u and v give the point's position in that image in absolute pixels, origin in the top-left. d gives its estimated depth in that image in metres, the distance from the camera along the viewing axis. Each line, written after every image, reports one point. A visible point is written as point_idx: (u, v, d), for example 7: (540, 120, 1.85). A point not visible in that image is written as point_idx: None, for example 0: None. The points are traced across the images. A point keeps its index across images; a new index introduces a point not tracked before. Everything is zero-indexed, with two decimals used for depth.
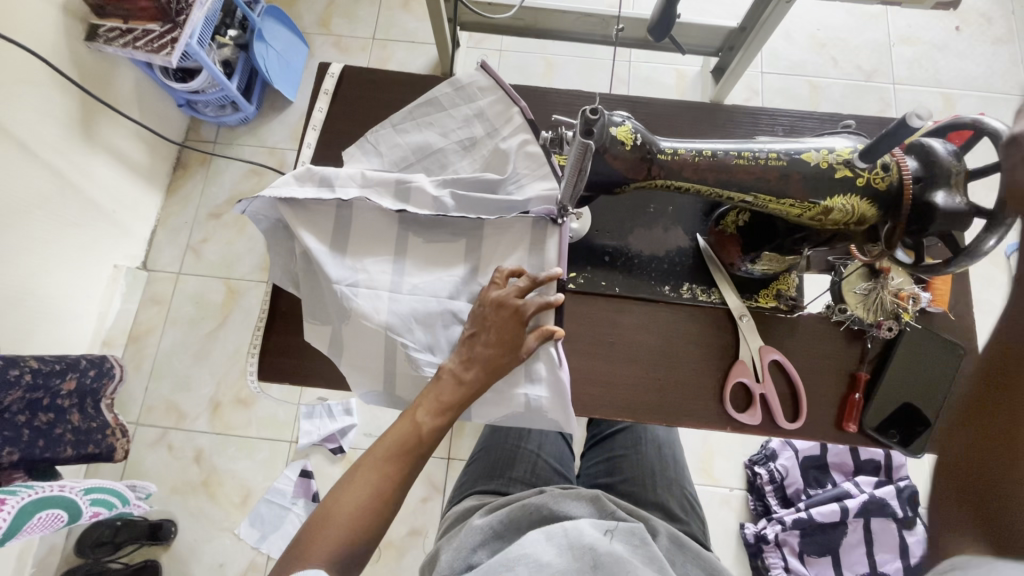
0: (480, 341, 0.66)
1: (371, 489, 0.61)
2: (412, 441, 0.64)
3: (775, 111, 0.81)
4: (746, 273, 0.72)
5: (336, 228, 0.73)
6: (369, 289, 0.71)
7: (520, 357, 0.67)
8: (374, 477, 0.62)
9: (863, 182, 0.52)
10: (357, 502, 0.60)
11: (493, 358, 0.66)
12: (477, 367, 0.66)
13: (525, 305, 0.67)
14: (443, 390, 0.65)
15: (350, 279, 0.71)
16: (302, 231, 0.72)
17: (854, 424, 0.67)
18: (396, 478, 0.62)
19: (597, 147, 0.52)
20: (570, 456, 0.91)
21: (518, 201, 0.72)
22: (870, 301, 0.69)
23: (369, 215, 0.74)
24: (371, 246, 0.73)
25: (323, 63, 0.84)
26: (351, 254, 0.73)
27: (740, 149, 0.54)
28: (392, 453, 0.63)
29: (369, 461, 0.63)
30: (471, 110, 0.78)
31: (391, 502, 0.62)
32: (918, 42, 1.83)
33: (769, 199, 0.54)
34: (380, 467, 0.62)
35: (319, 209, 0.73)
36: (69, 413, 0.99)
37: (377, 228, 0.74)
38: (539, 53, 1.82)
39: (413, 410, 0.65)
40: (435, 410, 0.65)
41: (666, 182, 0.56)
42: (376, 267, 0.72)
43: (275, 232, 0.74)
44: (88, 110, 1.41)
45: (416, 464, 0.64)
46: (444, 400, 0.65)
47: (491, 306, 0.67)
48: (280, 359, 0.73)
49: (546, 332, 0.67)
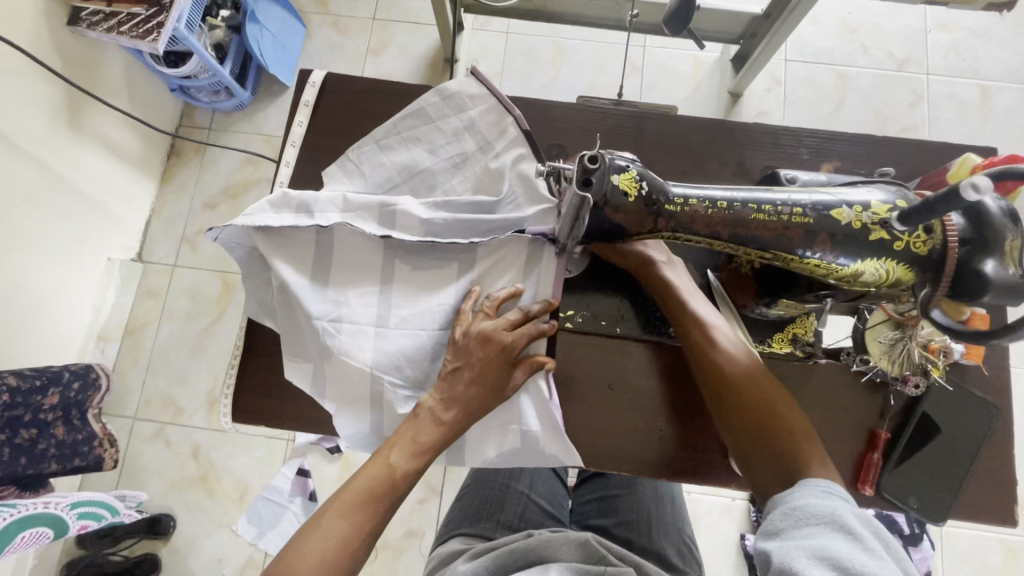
0: (464, 379, 0.60)
1: (335, 541, 0.53)
2: (385, 486, 0.57)
3: (800, 130, 0.73)
4: (759, 315, 0.66)
5: (316, 259, 0.67)
6: (353, 325, 0.65)
7: (506, 394, 0.62)
8: (341, 527, 0.54)
9: (901, 246, 0.45)
10: (319, 555, 0.52)
11: (476, 398, 0.60)
12: (460, 407, 0.60)
13: (514, 340, 0.61)
14: (421, 430, 0.59)
15: (332, 315, 0.65)
16: (278, 261, 0.66)
17: (870, 487, 0.62)
18: (364, 529, 0.55)
19: (595, 199, 0.46)
20: (563, 494, 0.90)
21: (514, 218, 0.66)
22: (895, 353, 0.62)
23: (350, 242, 0.68)
24: (354, 276, 0.67)
25: (304, 69, 0.78)
26: (332, 285, 0.67)
27: (760, 201, 0.47)
28: (362, 499, 0.56)
29: (336, 507, 0.55)
30: (462, 124, 0.71)
31: (356, 556, 0.54)
32: (956, 29, 1.69)
33: (791, 258, 0.48)
34: (349, 515, 0.55)
35: (296, 236, 0.67)
36: (52, 427, 0.96)
37: (360, 256, 0.68)
38: (547, 37, 1.71)
39: (387, 450, 0.58)
40: (412, 452, 0.58)
41: (675, 234, 0.49)
42: (358, 301, 0.66)
43: (252, 264, 0.69)
44: (75, 98, 1.34)
45: (387, 512, 0.57)
46: (422, 442, 0.58)
47: (476, 340, 0.61)
48: (259, 393, 0.69)
49: (535, 364, 0.63)
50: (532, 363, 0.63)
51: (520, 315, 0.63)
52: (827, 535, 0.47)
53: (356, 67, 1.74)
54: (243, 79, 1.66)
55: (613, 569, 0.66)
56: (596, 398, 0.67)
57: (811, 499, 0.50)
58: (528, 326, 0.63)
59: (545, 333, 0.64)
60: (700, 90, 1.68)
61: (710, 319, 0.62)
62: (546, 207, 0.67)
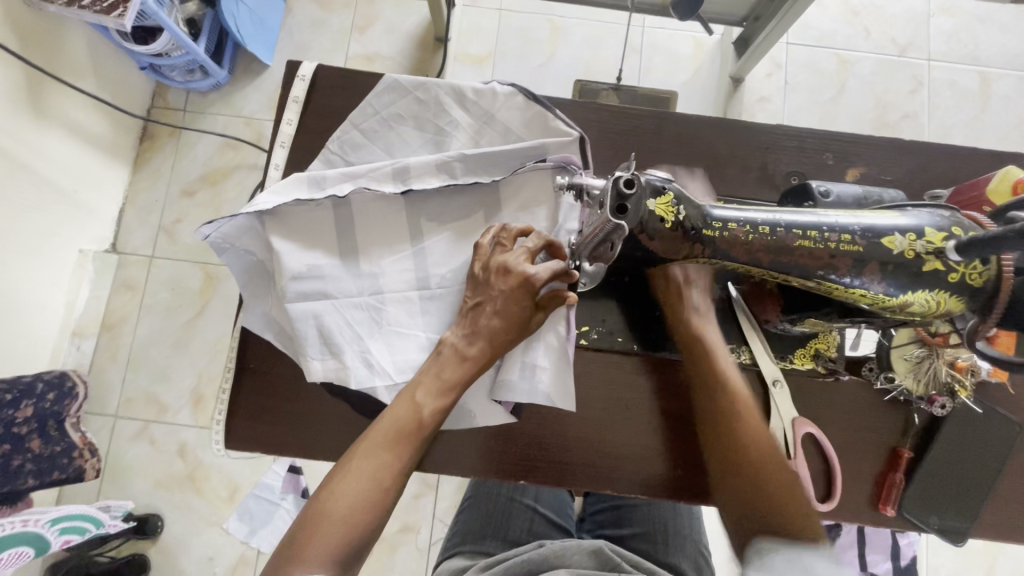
0: (488, 312, 0.57)
1: (366, 482, 0.51)
2: (411, 425, 0.54)
3: (824, 133, 0.69)
4: (781, 331, 0.63)
5: (339, 235, 0.64)
6: (396, 293, 0.64)
7: (530, 327, 0.58)
8: (371, 469, 0.52)
9: (955, 278, 0.42)
10: (349, 497, 0.50)
11: (501, 331, 0.57)
12: (484, 340, 0.57)
13: (537, 273, 0.57)
14: (446, 367, 0.56)
15: (372, 287, 0.63)
16: (296, 253, 0.62)
17: (891, 508, 0.61)
18: (397, 465, 0.52)
19: (630, 226, 0.42)
20: (569, 503, 0.88)
21: (531, 151, 0.64)
22: (922, 369, 0.61)
23: (369, 209, 0.65)
24: (385, 240, 0.65)
25: (292, 60, 0.70)
26: (364, 257, 0.64)
27: (804, 227, 0.44)
28: (390, 439, 0.53)
29: (364, 449, 0.53)
30: (449, 95, 0.67)
31: (391, 495, 0.52)
32: (959, 13, 1.65)
33: (836, 287, 0.44)
34: (378, 454, 0.52)
35: (314, 215, 0.63)
36: (28, 441, 0.90)
37: (384, 219, 0.65)
38: (543, 15, 1.63)
39: (412, 389, 0.56)
40: (438, 391, 0.55)
41: (711, 261, 0.46)
42: (389, 264, 0.64)
43: (262, 274, 0.64)
44: (34, 78, 1.23)
45: (419, 450, 0.55)
46: (446, 379, 0.55)
47: (497, 272, 0.58)
48: (251, 418, 0.63)
49: (559, 295, 0.58)
50: (554, 296, 0.58)
51: (541, 244, 0.59)
52: None
53: (341, 45, 1.64)
54: (219, 57, 1.55)
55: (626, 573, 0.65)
56: (609, 418, 0.65)
57: None
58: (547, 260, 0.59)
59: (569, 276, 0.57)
60: (700, 73, 1.63)
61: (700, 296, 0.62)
62: (561, 136, 0.65)
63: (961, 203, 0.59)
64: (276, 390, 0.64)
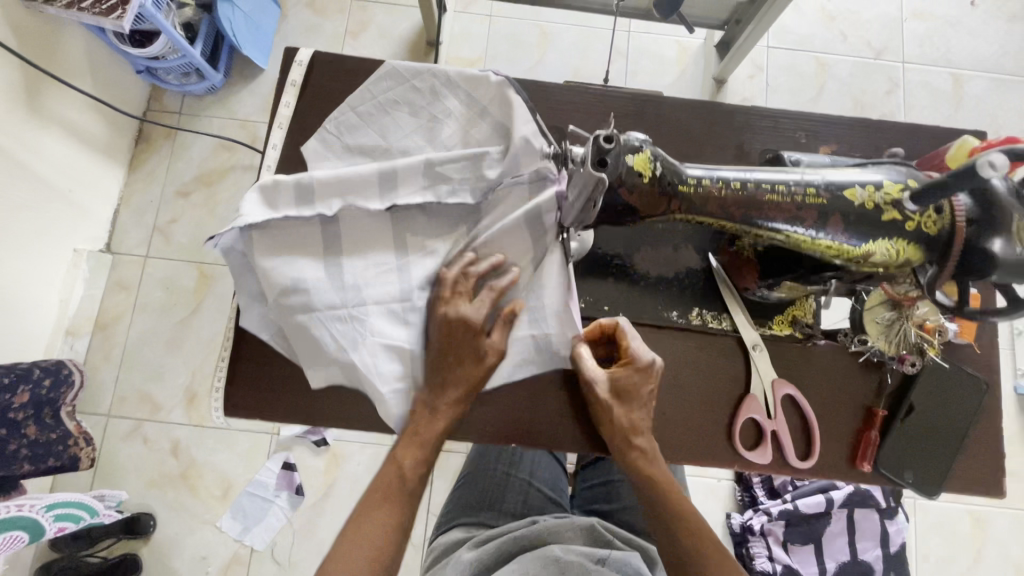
0: (437, 357, 0.60)
1: (365, 546, 0.58)
2: (395, 482, 0.60)
3: (795, 114, 0.73)
4: (760, 298, 0.66)
5: (325, 247, 0.61)
6: (380, 306, 0.61)
7: (485, 361, 0.61)
8: (370, 529, 0.58)
9: (912, 226, 0.46)
10: (351, 563, 0.57)
11: (456, 376, 0.60)
12: (450, 392, 0.60)
13: (478, 313, 0.59)
14: (419, 425, 0.60)
15: (356, 303, 0.60)
16: (280, 265, 0.60)
17: (868, 464, 0.64)
18: (392, 523, 0.59)
19: (610, 180, 0.45)
20: (564, 478, 0.89)
21: (511, 159, 0.59)
22: (892, 331, 0.64)
23: (354, 223, 0.61)
24: (370, 251, 0.62)
25: (290, 48, 0.73)
26: (349, 270, 0.61)
27: (774, 182, 0.47)
28: (378, 501, 0.59)
29: (360, 519, 0.59)
30: (442, 84, 0.66)
31: (388, 553, 0.58)
32: (930, 18, 1.73)
33: (805, 239, 0.47)
34: (372, 515, 0.59)
35: (301, 227, 0.60)
36: (24, 426, 0.91)
37: (370, 232, 0.62)
38: (533, 20, 1.68)
39: (394, 453, 0.60)
40: (414, 448, 0.60)
41: (687, 216, 0.49)
42: (373, 276, 0.61)
43: (245, 277, 0.62)
44: (31, 79, 1.25)
45: (410, 506, 0.60)
46: (420, 438, 0.60)
47: (445, 326, 0.59)
48: (248, 389, 0.64)
49: (508, 317, 0.61)
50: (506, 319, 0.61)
51: (471, 279, 0.60)
52: None
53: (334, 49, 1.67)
54: (215, 60, 1.58)
55: (618, 553, 0.70)
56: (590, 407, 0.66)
57: None
58: (488, 288, 0.61)
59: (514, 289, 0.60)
60: (685, 75, 1.68)
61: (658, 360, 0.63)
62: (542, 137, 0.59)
63: (931, 163, 0.62)
64: (274, 360, 0.66)
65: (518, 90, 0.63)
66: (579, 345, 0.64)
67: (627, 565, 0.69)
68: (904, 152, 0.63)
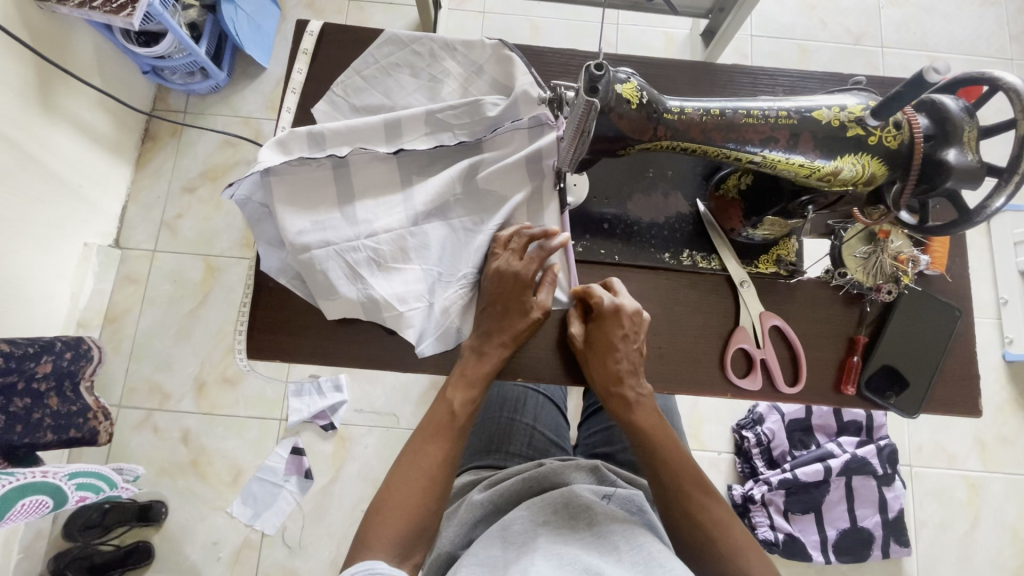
0: (491, 313, 0.67)
1: (419, 475, 0.62)
2: (446, 419, 0.66)
3: (774, 71, 0.78)
4: (746, 239, 0.71)
5: (338, 193, 0.69)
6: (389, 234, 0.67)
7: (532, 314, 0.68)
8: (423, 462, 0.63)
9: (874, 141, 0.52)
10: (408, 486, 0.61)
11: (505, 325, 0.67)
12: (496, 338, 0.67)
13: (527, 268, 0.66)
14: (467, 365, 0.67)
15: (367, 232, 0.67)
16: (298, 208, 0.67)
17: (852, 387, 0.68)
18: (442, 456, 0.64)
19: (601, 106, 0.50)
20: (566, 427, 0.94)
21: (507, 106, 0.70)
22: (870, 265, 0.68)
23: (366, 167, 0.70)
24: (378, 190, 0.69)
25: (300, 20, 0.79)
26: (360, 207, 0.68)
27: (749, 108, 0.53)
28: (431, 435, 0.65)
29: (415, 451, 0.64)
30: (441, 49, 0.74)
31: (439, 485, 0.63)
32: (907, 5, 1.78)
33: (779, 159, 0.53)
34: (427, 448, 0.64)
35: (316, 173, 0.68)
36: (46, 398, 0.95)
37: (378, 175, 0.70)
38: (524, 16, 1.73)
39: (446, 392, 0.67)
40: (465, 388, 0.66)
41: (673, 143, 0.54)
42: (382, 212, 0.68)
43: (262, 223, 0.69)
44: (45, 75, 1.28)
45: (457, 440, 0.66)
46: (469, 375, 0.67)
47: (495, 276, 0.67)
48: (269, 329, 0.69)
49: (558, 281, 0.68)
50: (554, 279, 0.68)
51: (525, 239, 0.68)
52: None
53: None
54: (219, 59, 1.61)
55: (623, 490, 0.72)
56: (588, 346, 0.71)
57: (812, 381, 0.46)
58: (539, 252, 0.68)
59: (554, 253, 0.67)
60: None
61: (628, 305, 0.67)
62: (530, 90, 0.70)
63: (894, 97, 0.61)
64: (292, 305, 0.70)
65: (512, 50, 0.72)
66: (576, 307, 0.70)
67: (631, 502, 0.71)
68: (862, 79, 0.67)
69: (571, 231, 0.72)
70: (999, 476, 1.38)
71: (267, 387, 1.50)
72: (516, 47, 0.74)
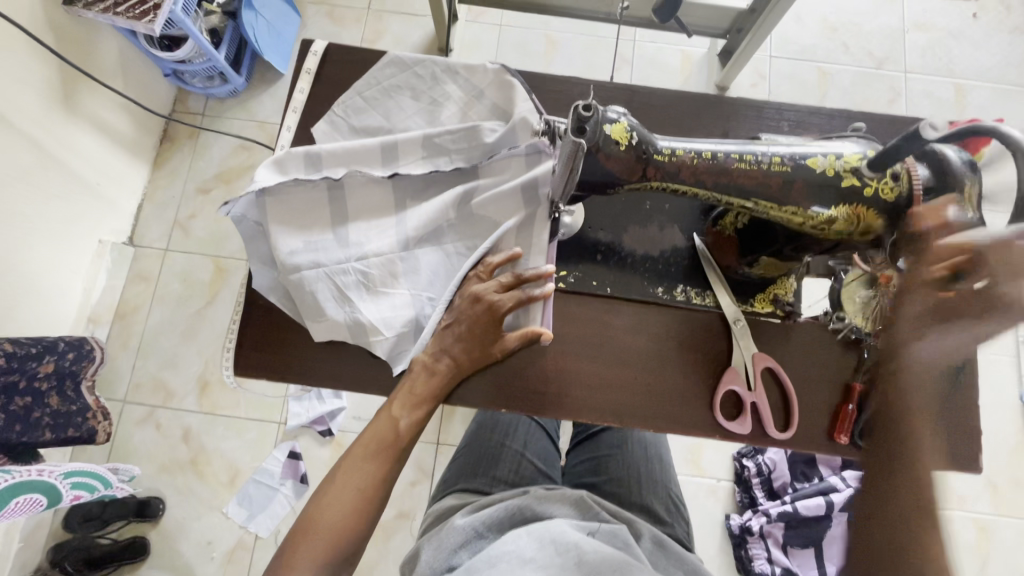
0: (455, 333, 0.66)
1: (351, 494, 0.62)
2: (388, 438, 0.65)
3: (781, 105, 0.76)
4: (742, 276, 0.69)
5: (333, 214, 0.70)
6: (379, 259, 0.68)
7: (494, 349, 0.67)
8: (356, 480, 0.63)
9: (870, 192, 0.50)
10: (340, 503, 0.61)
11: (466, 351, 0.66)
12: (448, 356, 0.66)
13: (501, 300, 0.65)
14: (416, 382, 0.66)
15: (359, 256, 0.68)
16: (289, 229, 0.68)
17: (846, 437, 0.66)
18: (377, 477, 0.63)
19: (589, 145, 0.49)
20: (555, 454, 0.93)
21: (505, 134, 0.69)
22: (869, 309, 0.67)
23: (360, 190, 0.70)
24: (372, 213, 0.70)
25: (306, 40, 0.80)
26: (353, 231, 0.69)
27: (742, 152, 0.52)
28: (369, 452, 0.64)
29: (350, 462, 0.64)
30: (442, 72, 0.74)
31: (371, 504, 0.63)
32: (932, 29, 1.74)
33: (771, 206, 0.53)
34: (364, 465, 0.64)
35: (310, 193, 0.69)
36: (47, 396, 0.97)
37: (373, 197, 0.70)
38: (541, 30, 1.73)
39: (390, 406, 0.66)
40: (410, 405, 0.65)
41: (663, 183, 0.54)
42: (374, 235, 0.69)
43: (253, 241, 0.70)
44: (69, 77, 1.31)
45: (396, 463, 0.65)
46: (417, 393, 0.65)
47: (468, 299, 0.66)
48: (258, 348, 0.70)
49: (530, 334, 0.67)
50: (528, 332, 0.67)
51: (514, 278, 0.66)
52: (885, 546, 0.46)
53: None
54: (238, 64, 1.63)
55: (607, 525, 0.71)
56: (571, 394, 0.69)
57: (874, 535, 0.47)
58: (521, 290, 0.67)
59: (531, 299, 0.66)
60: (688, 84, 1.71)
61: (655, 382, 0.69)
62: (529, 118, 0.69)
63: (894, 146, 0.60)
64: (283, 323, 0.71)
65: (514, 74, 0.72)
66: (572, 388, 0.69)
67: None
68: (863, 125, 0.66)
69: (559, 260, 0.72)
70: (1009, 521, 1.33)
71: (268, 390, 1.52)
72: (517, 72, 0.73)
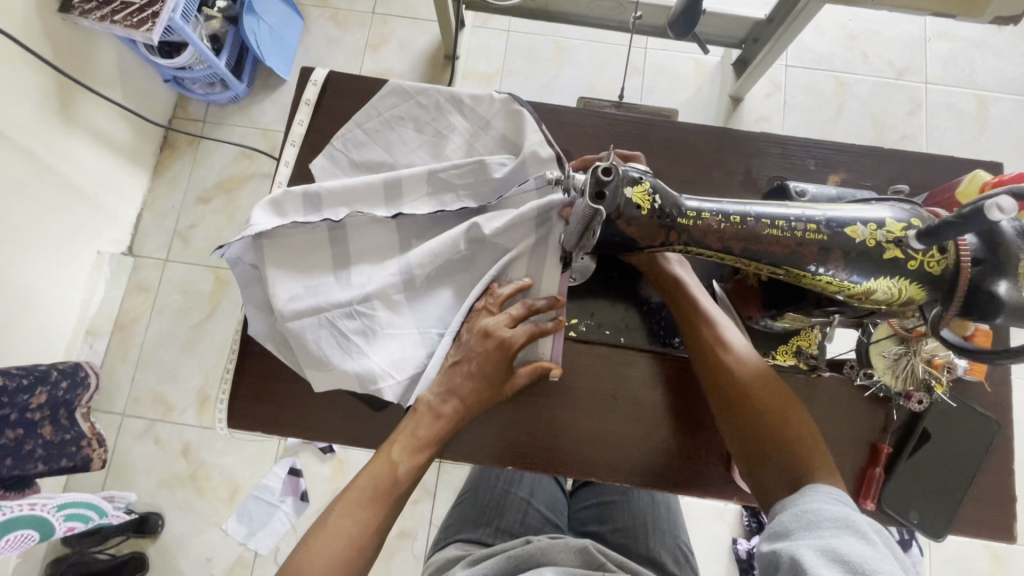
0: (463, 372, 0.62)
1: (344, 540, 0.55)
2: (387, 484, 0.59)
3: (806, 140, 0.72)
4: (764, 327, 0.65)
5: (334, 256, 0.66)
6: (383, 297, 0.64)
7: (506, 388, 0.63)
8: (349, 525, 0.56)
9: (915, 266, 0.46)
10: (330, 550, 0.54)
11: (474, 392, 0.62)
12: (457, 400, 0.62)
13: (513, 335, 0.61)
14: (420, 426, 0.61)
15: (360, 298, 0.64)
16: (287, 273, 0.65)
17: (872, 502, 0.62)
18: (374, 523, 0.57)
19: (608, 211, 0.46)
20: (562, 500, 0.91)
21: (513, 172, 0.66)
22: (899, 367, 0.63)
23: (363, 231, 0.66)
24: (375, 254, 0.66)
25: (306, 66, 0.76)
26: (356, 272, 0.65)
27: (774, 217, 0.48)
28: (366, 497, 0.57)
29: (345, 504, 0.57)
30: (447, 102, 0.70)
31: (363, 554, 0.56)
32: (955, 38, 1.67)
33: (804, 274, 0.49)
34: (358, 512, 0.57)
35: (310, 235, 0.66)
36: (40, 426, 0.94)
37: (376, 238, 0.67)
38: (550, 37, 1.68)
39: (389, 447, 0.60)
40: (412, 448, 0.60)
41: (686, 246, 0.50)
42: (376, 275, 0.65)
43: (250, 285, 0.66)
44: (65, 87, 1.27)
45: (392, 510, 0.58)
46: (420, 436, 0.61)
47: (477, 336, 0.62)
48: (255, 393, 0.67)
49: (541, 368, 0.63)
50: (538, 368, 0.63)
51: (524, 309, 0.62)
52: (839, 536, 0.45)
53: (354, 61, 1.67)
54: (240, 71, 1.59)
55: None
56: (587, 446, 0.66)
57: (822, 504, 0.48)
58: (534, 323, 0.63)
59: (546, 332, 0.63)
60: (700, 93, 1.66)
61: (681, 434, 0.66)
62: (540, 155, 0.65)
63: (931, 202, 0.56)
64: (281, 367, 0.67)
65: (523, 104, 0.67)
66: (588, 441, 0.66)
67: (787, 558, 0.46)
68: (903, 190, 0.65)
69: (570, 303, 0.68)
70: None
71: None
72: (527, 102, 0.69)
